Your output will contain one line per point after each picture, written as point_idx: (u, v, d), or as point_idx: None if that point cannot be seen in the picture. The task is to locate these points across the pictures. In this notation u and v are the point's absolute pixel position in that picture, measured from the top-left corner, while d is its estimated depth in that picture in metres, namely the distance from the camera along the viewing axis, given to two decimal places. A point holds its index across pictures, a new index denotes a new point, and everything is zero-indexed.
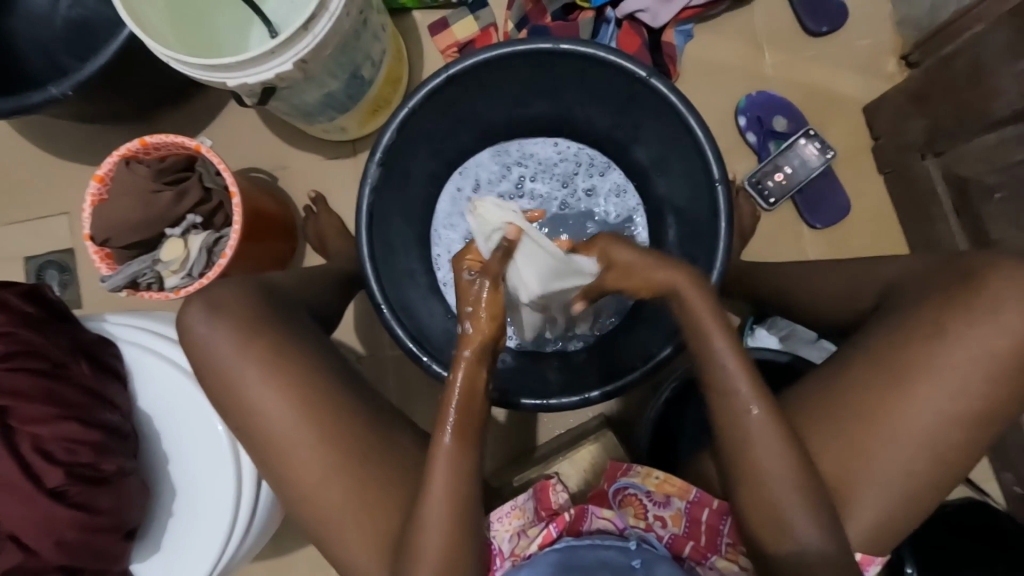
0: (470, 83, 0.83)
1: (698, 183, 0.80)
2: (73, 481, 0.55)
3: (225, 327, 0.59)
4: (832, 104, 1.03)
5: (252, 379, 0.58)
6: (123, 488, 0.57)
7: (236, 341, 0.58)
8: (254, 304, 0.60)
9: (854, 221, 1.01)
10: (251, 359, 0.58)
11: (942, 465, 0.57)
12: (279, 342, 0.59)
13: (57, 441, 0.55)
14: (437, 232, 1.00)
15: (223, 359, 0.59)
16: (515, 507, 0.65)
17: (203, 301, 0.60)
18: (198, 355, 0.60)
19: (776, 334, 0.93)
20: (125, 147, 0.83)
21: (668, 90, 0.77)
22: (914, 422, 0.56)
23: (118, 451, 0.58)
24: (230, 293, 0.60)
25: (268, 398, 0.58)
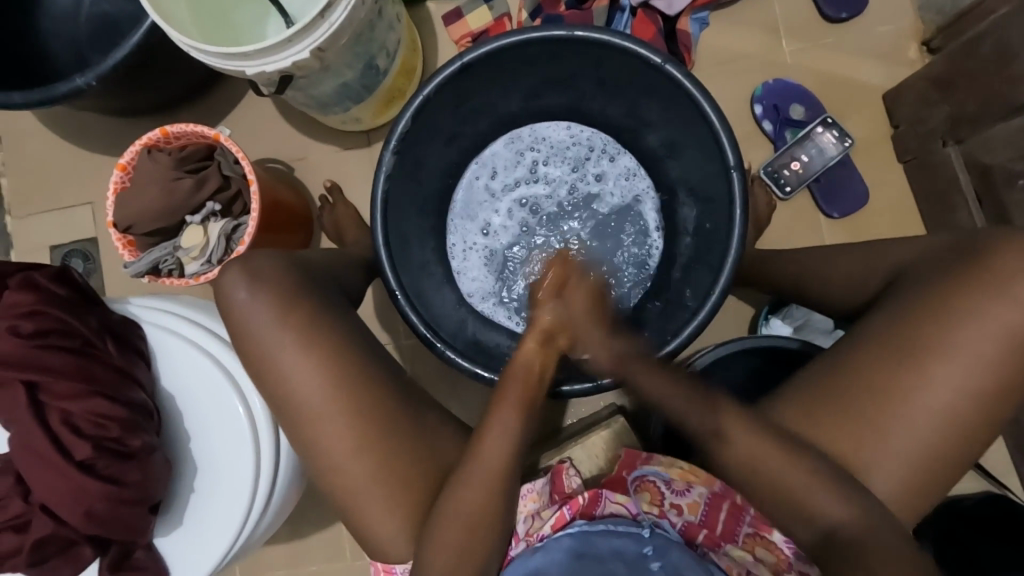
0: (484, 71, 0.83)
1: (712, 169, 0.80)
2: (101, 455, 0.56)
3: (253, 309, 0.59)
4: (850, 92, 1.02)
5: (276, 359, 0.59)
6: (149, 464, 0.59)
7: (273, 312, 0.59)
8: (286, 280, 0.61)
9: (873, 210, 1.00)
10: (290, 329, 0.59)
11: (960, 453, 0.56)
12: (309, 319, 0.59)
13: (87, 416, 0.57)
14: (453, 219, 1.02)
15: (249, 340, 0.60)
16: (532, 490, 0.66)
17: (241, 268, 0.61)
18: (235, 325, 0.60)
19: (790, 324, 0.93)
20: (146, 136, 0.85)
21: (682, 75, 0.76)
22: (931, 408, 0.55)
23: (144, 428, 0.59)
24: (265, 265, 0.61)
25: (291, 379, 0.58)
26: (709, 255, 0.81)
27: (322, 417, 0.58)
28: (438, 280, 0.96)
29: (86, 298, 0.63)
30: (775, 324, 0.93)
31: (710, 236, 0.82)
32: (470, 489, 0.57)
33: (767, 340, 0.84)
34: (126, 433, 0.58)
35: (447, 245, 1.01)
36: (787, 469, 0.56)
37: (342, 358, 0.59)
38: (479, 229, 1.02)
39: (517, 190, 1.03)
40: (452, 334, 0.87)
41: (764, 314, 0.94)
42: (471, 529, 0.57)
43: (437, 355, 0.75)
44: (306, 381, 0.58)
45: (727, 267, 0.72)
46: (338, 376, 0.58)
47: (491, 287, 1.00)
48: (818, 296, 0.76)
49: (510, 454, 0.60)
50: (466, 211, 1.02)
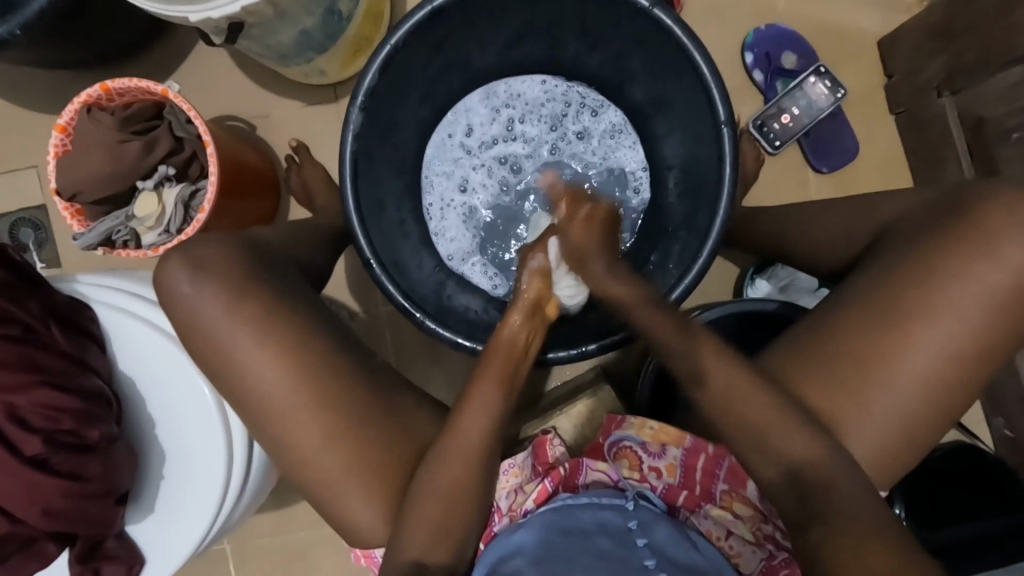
0: (459, 18, 0.77)
1: (701, 126, 0.77)
2: (55, 450, 0.53)
3: (207, 289, 0.54)
4: (845, 38, 0.97)
5: (241, 340, 0.54)
6: (112, 454, 0.56)
7: (224, 300, 0.54)
8: (233, 261, 0.56)
9: (862, 164, 0.97)
10: (241, 319, 0.54)
11: (942, 416, 0.55)
12: (269, 302, 0.55)
13: (35, 408, 0.53)
14: (428, 177, 0.96)
15: (207, 320, 0.55)
16: (514, 465, 0.67)
17: (180, 256, 0.55)
18: (180, 313, 0.55)
19: (774, 284, 0.91)
20: (85, 93, 0.77)
21: (672, 22, 0.71)
22: (917, 375, 0.55)
23: (103, 417, 0.56)
24: (211, 250, 0.56)
25: (257, 361, 0.55)
26: (695, 221, 0.79)
27: (288, 399, 0.55)
28: (416, 243, 0.92)
29: (28, 279, 0.58)
30: (758, 282, 0.92)
31: (699, 196, 0.80)
32: (445, 462, 0.56)
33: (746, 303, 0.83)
34: (81, 424, 0.54)
35: (423, 206, 0.96)
36: (768, 436, 0.56)
37: (307, 340, 0.56)
38: (457, 187, 0.97)
39: (491, 152, 0.97)
40: (431, 301, 0.84)
41: (748, 275, 0.93)
42: (452, 502, 0.56)
43: (417, 326, 0.73)
44: (277, 365, 0.55)
45: (715, 231, 0.70)
46: (303, 356, 0.55)
47: (468, 250, 0.96)
48: (800, 256, 0.74)
49: (488, 426, 0.59)
50: (443, 173, 0.97)
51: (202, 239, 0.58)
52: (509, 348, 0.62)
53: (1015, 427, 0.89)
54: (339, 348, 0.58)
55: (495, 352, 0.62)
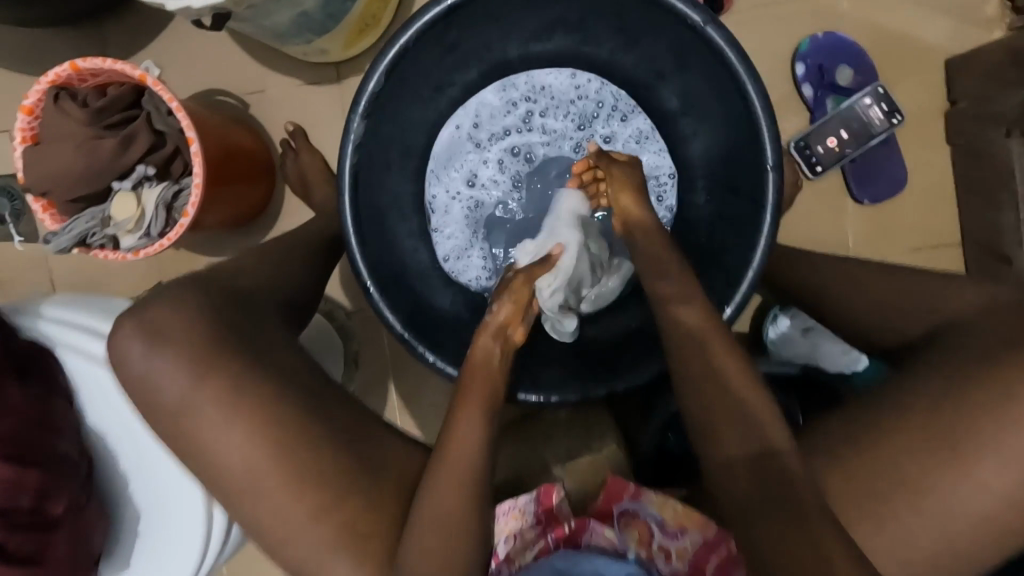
0: (475, 13, 0.69)
1: (745, 156, 0.68)
2: (16, 533, 0.47)
3: (170, 360, 0.50)
4: (910, 53, 0.86)
5: (210, 415, 0.50)
6: (79, 526, 0.51)
7: (192, 371, 0.50)
8: (194, 326, 0.50)
9: (907, 198, 0.89)
10: (204, 395, 0.50)
11: (987, 535, 0.49)
12: (241, 364, 0.50)
13: None
14: (433, 170, 0.85)
15: (175, 391, 0.50)
16: (515, 508, 0.64)
17: (128, 327, 0.51)
18: (142, 387, 0.51)
19: (801, 324, 0.84)
20: (54, 73, 0.68)
21: (726, 43, 0.63)
22: (962, 490, 0.49)
23: (65, 488, 0.50)
24: (168, 313, 0.51)
25: (231, 438, 0.50)
26: (721, 263, 0.71)
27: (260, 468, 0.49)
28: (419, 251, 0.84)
29: None
30: (783, 319, 0.85)
31: (729, 232, 0.71)
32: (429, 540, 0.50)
33: None
34: (42, 500, 0.48)
35: (425, 198, 0.85)
36: None
37: (282, 403, 0.50)
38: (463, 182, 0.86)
39: (501, 151, 0.86)
40: (433, 321, 0.76)
41: (773, 312, 0.86)
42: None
43: (415, 357, 0.69)
44: (246, 437, 0.50)
45: (744, 284, 0.64)
46: (276, 421, 0.50)
47: (466, 247, 0.85)
48: (835, 314, 0.67)
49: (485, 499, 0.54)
50: (451, 164, 0.85)
51: (164, 293, 0.53)
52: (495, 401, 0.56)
53: None
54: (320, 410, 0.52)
55: (474, 377, 0.57)
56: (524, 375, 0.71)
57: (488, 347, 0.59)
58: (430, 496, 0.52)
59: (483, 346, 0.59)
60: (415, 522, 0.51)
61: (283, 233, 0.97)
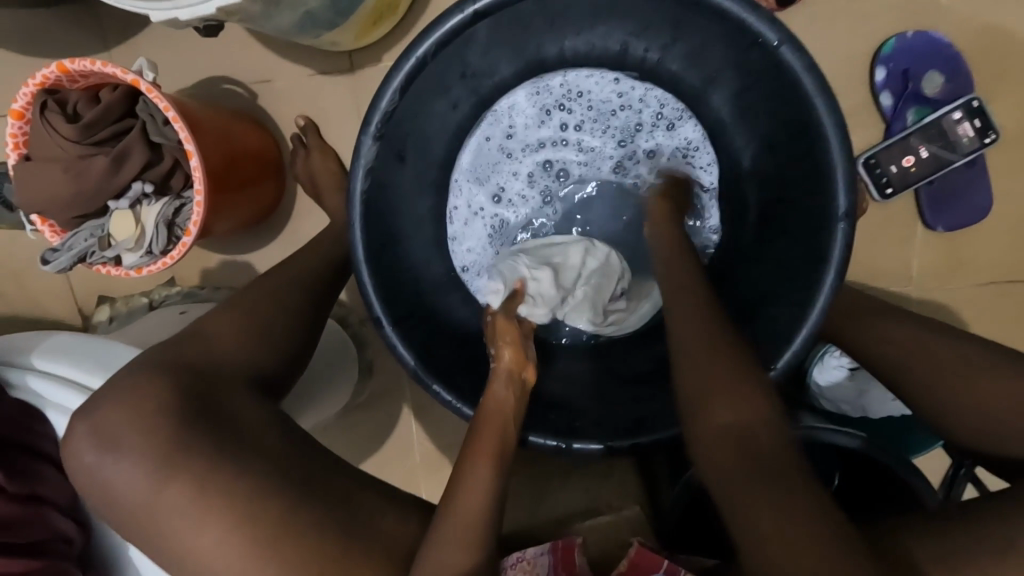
0: (505, 13, 0.59)
1: (810, 193, 0.59)
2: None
3: (130, 451, 0.45)
4: (1014, 60, 0.73)
5: (180, 511, 0.44)
6: None
7: (154, 465, 0.44)
8: (155, 425, 0.45)
9: (986, 227, 0.78)
10: (166, 501, 0.44)
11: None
12: (213, 456, 0.45)
13: None
14: (456, 180, 0.76)
15: (140, 490, 0.44)
16: (524, 560, 0.58)
17: (85, 426, 0.46)
18: (103, 489, 0.45)
19: (848, 364, 0.77)
20: (41, 75, 0.62)
21: (803, 67, 0.52)
22: None
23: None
24: (125, 398, 0.46)
25: (203, 538, 0.44)
26: (770, 310, 0.62)
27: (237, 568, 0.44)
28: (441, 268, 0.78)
29: None
30: (832, 356, 0.78)
31: (779, 276, 0.63)
32: None
33: (821, 438, 0.64)
34: None
35: (447, 208, 0.76)
36: None
37: (267, 491, 0.45)
38: (492, 195, 0.77)
39: (529, 161, 0.77)
40: (453, 351, 0.70)
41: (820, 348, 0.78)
42: None
43: (427, 397, 0.63)
44: (224, 539, 0.44)
45: (797, 341, 0.57)
46: (256, 517, 0.44)
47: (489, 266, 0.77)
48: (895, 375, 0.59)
49: None
50: (476, 177, 0.76)
51: (128, 368, 0.48)
52: (504, 478, 0.51)
53: None
54: (314, 491, 0.47)
55: (486, 421, 0.53)
56: (538, 417, 0.65)
57: (500, 395, 0.54)
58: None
59: (493, 390, 0.54)
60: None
61: (295, 234, 0.91)
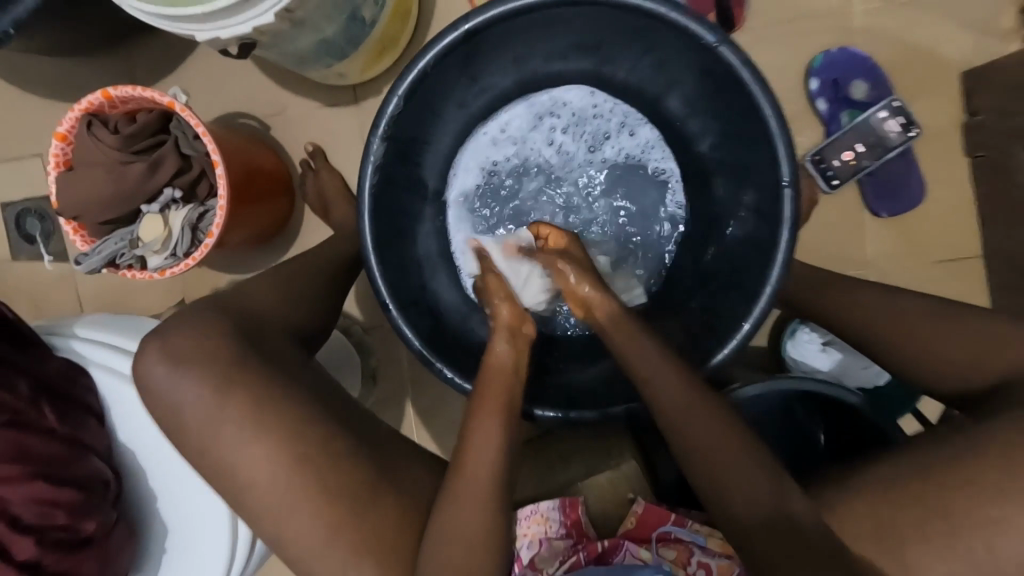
0: (492, 37, 0.69)
1: (761, 172, 0.68)
2: (50, 552, 0.43)
3: (192, 377, 0.50)
4: (927, 69, 0.85)
5: (231, 437, 0.50)
6: (110, 548, 0.46)
7: (207, 389, 0.50)
8: (219, 346, 0.51)
9: (926, 212, 0.87)
10: (229, 416, 0.50)
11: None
12: (262, 384, 0.51)
13: (25, 502, 0.43)
14: (454, 171, 0.87)
15: (195, 411, 0.50)
16: (537, 513, 0.64)
17: (156, 344, 0.51)
18: (165, 410, 0.51)
19: (819, 338, 0.84)
20: (85, 100, 0.71)
21: (740, 62, 0.63)
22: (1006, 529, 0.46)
23: (102, 506, 0.46)
24: (186, 338, 0.50)
25: (252, 458, 0.50)
26: (742, 276, 0.71)
27: (282, 486, 0.50)
28: (435, 260, 0.85)
29: (20, 343, 0.50)
30: (803, 332, 0.84)
31: (748, 250, 0.71)
32: (444, 558, 0.50)
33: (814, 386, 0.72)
34: (76, 517, 0.44)
35: (444, 194, 0.87)
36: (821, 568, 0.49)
37: (302, 423, 0.51)
38: (483, 186, 0.88)
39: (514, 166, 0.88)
40: (453, 337, 0.78)
41: (790, 327, 0.84)
42: None
43: (433, 375, 0.68)
44: (271, 457, 0.50)
45: (762, 300, 0.64)
46: (292, 441, 0.51)
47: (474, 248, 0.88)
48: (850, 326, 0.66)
49: (497, 515, 0.53)
50: (471, 169, 0.87)
51: (184, 314, 0.53)
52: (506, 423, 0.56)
53: None
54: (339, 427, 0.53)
55: (489, 384, 0.57)
56: (540, 393, 0.70)
57: (503, 352, 0.58)
58: (449, 512, 0.52)
59: (495, 347, 0.58)
60: (430, 546, 0.51)
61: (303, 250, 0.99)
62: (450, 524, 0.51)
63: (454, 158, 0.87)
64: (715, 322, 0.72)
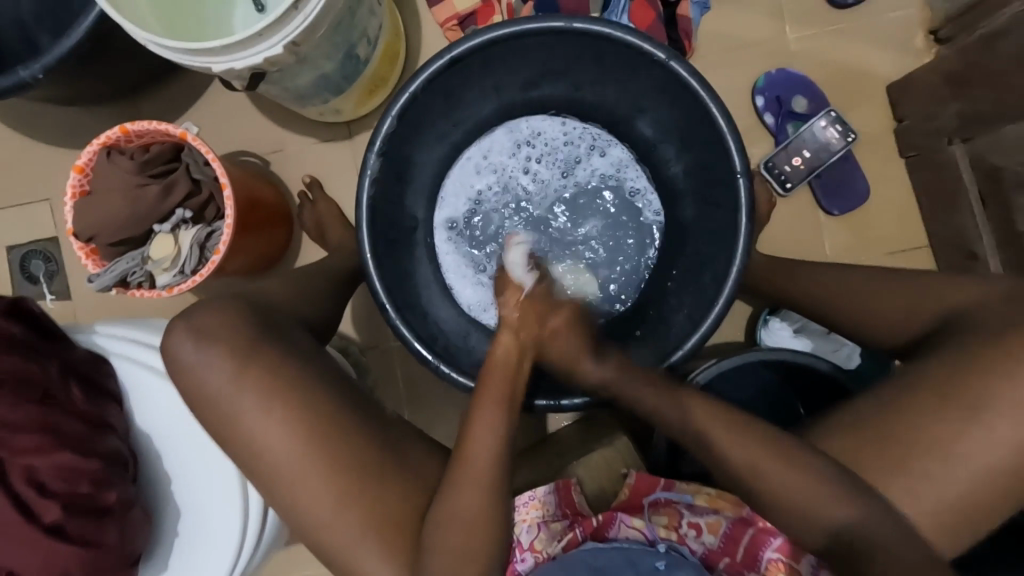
0: (472, 65, 0.78)
1: (716, 171, 0.76)
2: (74, 516, 0.49)
3: (216, 353, 0.55)
4: (856, 85, 0.97)
5: (250, 407, 0.55)
6: (129, 518, 0.52)
7: (229, 364, 0.55)
8: (237, 325, 0.56)
9: (873, 208, 0.97)
10: (247, 387, 0.55)
11: (991, 498, 0.51)
12: (278, 356, 0.56)
13: (53, 473, 0.49)
14: (443, 195, 0.95)
15: (218, 384, 0.55)
16: (534, 498, 0.67)
17: (184, 325, 0.56)
18: (192, 384, 0.56)
19: (791, 325, 0.89)
20: (104, 135, 0.78)
21: (688, 73, 0.72)
22: (965, 452, 0.50)
23: (121, 480, 0.52)
24: (215, 316, 0.56)
25: (271, 425, 0.54)
26: (710, 266, 0.78)
27: (296, 454, 0.54)
28: (429, 275, 0.92)
29: (47, 334, 0.55)
30: (775, 323, 0.90)
31: (714, 243, 0.79)
32: (457, 519, 0.54)
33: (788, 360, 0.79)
34: (99, 488, 0.50)
35: (434, 216, 0.95)
36: (807, 507, 0.52)
37: (315, 397, 0.56)
38: (470, 208, 0.95)
39: (494, 194, 0.96)
40: (449, 343, 0.84)
41: (762, 317, 0.90)
42: (462, 565, 0.53)
43: (432, 371, 0.73)
44: (284, 423, 0.55)
45: (731, 279, 0.70)
46: (307, 412, 0.55)
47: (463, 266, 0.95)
48: (812, 301, 0.73)
49: (501, 481, 0.56)
50: (457, 193, 0.95)
51: (206, 301, 0.59)
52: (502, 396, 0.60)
53: None
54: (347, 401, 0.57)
55: (489, 373, 0.61)
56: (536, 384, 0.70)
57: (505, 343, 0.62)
58: (458, 479, 0.55)
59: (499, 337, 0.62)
60: (440, 508, 0.54)
61: None
62: (459, 488, 0.54)
63: (442, 183, 0.95)
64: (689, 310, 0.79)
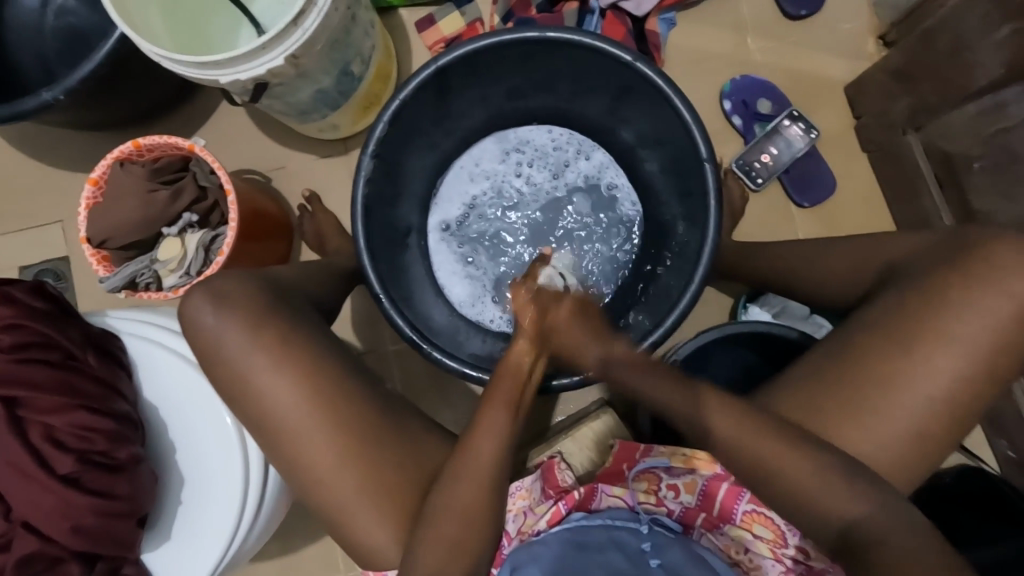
0: (460, 73, 0.83)
1: (686, 161, 0.81)
2: (86, 468, 0.56)
3: (229, 320, 0.59)
4: (816, 88, 1.04)
5: (260, 366, 0.58)
6: (137, 475, 0.59)
7: (241, 328, 0.59)
8: (248, 296, 0.61)
9: (842, 199, 1.02)
10: (259, 348, 0.59)
11: (950, 430, 0.55)
12: (287, 325, 0.60)
13: (69, 429, 0.57)
14: (438, 200, 1.01)
15: (229, 348, 0.59)
16: (521, 488, 0.67)
17: (201, 292, 0.60)
18: (206, 344, 0.60)
19: (769, 310, 0.93)
20: (118, 149, 0.83)
21: (654, 73, 0.77)
22: (920, 390, 0.54)
23: (130, 439, 0.60)
24: (231, 284, 0.61)
25: (278, 385, 0.58)
26: (689, 247, 0.82)
27: (298, 415, 0.58)
28: (422, 275, 0.97)
29: (65, 311, 0.62)
30: (756, 309, 0.94)
31: (690, 229, 0.83)
32: (457, 475, 0.56)
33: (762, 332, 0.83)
34: (112, 444, 0.58)
35: (430, 218, 1.00)
36: (789, 456, 0.54)
37: (321, 364, 0.60)
38: (464, 210, 1.01)
39: (488, 197, 1.02)
40: (439, 336, 0.87)
41: (742, 303, 0.94)
42: (462, 521, 0.55)
43: (424, 356, 0.75)
44: (287, 387, 0.58)
45: (706, 259, 0.73)
46: (309, 377, 0.59)
47: (458, 266, 1.00)
48: (784, 278, 0.77)
49: (495, 444, 0.58)
50: (451, 197, 1.01)
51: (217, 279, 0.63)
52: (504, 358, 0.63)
53: (1017, 446, 0.89)
54: (346, 370, 0.61)
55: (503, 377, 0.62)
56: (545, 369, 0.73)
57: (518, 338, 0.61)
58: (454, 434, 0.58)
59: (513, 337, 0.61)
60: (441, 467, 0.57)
61: None
62: None
63: (437, 187, 1.01)
64: (671, 290, 0.83)
